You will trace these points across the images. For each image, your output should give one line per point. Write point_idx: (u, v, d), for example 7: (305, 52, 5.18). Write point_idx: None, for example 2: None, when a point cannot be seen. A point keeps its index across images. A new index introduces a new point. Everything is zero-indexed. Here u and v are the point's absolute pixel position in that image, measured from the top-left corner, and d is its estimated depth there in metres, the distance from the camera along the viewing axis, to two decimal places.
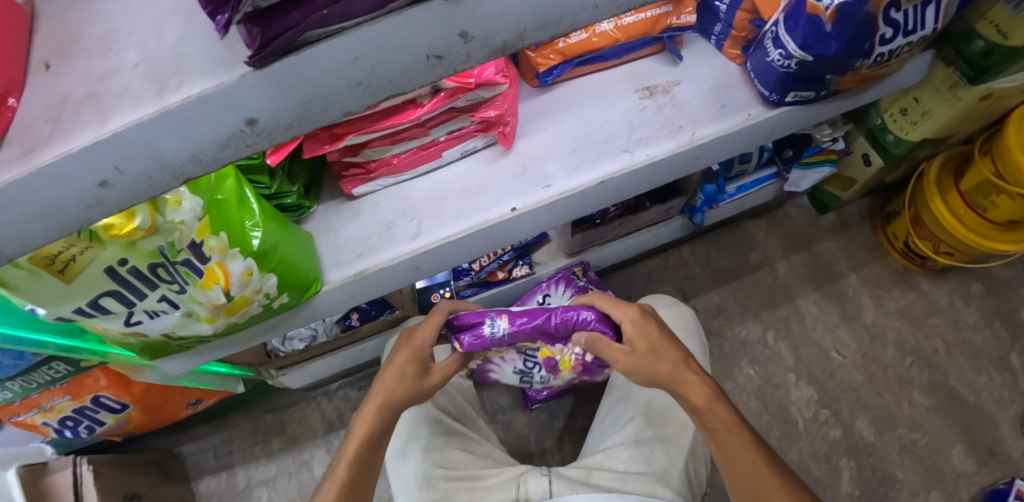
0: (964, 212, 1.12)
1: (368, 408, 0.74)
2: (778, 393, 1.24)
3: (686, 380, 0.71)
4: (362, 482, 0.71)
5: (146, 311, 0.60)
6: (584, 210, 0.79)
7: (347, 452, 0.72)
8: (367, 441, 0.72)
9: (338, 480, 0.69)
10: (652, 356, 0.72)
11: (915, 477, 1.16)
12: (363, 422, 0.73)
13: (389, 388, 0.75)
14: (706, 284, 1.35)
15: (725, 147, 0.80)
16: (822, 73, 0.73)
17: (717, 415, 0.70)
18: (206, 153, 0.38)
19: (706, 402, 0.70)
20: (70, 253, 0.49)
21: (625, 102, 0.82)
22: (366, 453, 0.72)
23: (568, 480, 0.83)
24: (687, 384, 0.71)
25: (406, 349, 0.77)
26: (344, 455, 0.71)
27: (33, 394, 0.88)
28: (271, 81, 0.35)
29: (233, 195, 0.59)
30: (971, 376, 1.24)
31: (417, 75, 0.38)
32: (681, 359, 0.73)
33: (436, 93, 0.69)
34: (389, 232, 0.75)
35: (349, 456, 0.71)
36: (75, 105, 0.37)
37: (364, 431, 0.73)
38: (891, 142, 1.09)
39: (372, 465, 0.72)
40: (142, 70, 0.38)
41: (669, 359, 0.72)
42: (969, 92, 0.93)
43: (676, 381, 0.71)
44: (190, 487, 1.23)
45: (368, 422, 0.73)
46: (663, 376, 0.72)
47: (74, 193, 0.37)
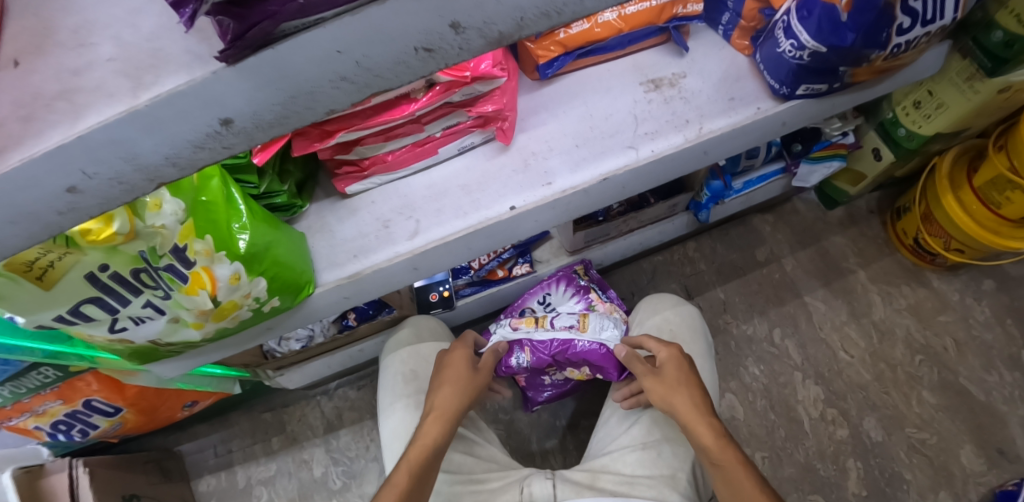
0: (977, 207, 1.09)
1: (430, 422, 0.76)
2: (785, 392, 1.22)
3: (689, 418, 0.73)
4: (426, 485, 0.69)
5: (131, 316, 0.58)
6: (587, 208, 0.76)
7: (408, 460, 0.71)
8: (429, 448, 0.72)
9: (400, 483, 0.68)
10: (682, 385, 0.76)
11: (922, 477, 1.14)
12: (428, 430, 0.75)
13: (448, 400, 0.79)
14: (711, 280, 1.32)
15: (734, 142, 0.77)
16: (836, 64, 0.70)
17: (724, 454, 0.68)
18: (180, 156, 0.36)
19: (713, 441, 0.69)
20: (48, 260, 0.47)
21: (629, 96, 0.79)
22: (431, 453, 0.72)
23: (573, 484, 0.81)
24: (695, 422, 0.72)
25: (457, 360, 0.85)
26: (406, 461, 0.70)
27: (24, 399, 0.86)
28: (248, 76, 0.33)
29: (219, 196, 0.57)
30: (981, 374, 1.21)
31: (406, 69, 0.35)
32: (697, 397, 0.75)
33: (431, 86, 0.67)
34: (386, 231, 0.72)
35: (410, 464, 0.70)
36: (46, 103, 0.34)
37: (425, 441, 0.73)
38: (903, 136, 1.06)
39: (432, 473, 0.71)
40: (116, 66, 0.35)
41: (685, 398, 0.75)
42: (987, 84, 0.90)
43: (688, 416, 0.73)
44: (190, 487, 1.21)
45: (433, 433, 0.74)
46: (684, 405, 0.74)
47: (43, 198, 0.35)
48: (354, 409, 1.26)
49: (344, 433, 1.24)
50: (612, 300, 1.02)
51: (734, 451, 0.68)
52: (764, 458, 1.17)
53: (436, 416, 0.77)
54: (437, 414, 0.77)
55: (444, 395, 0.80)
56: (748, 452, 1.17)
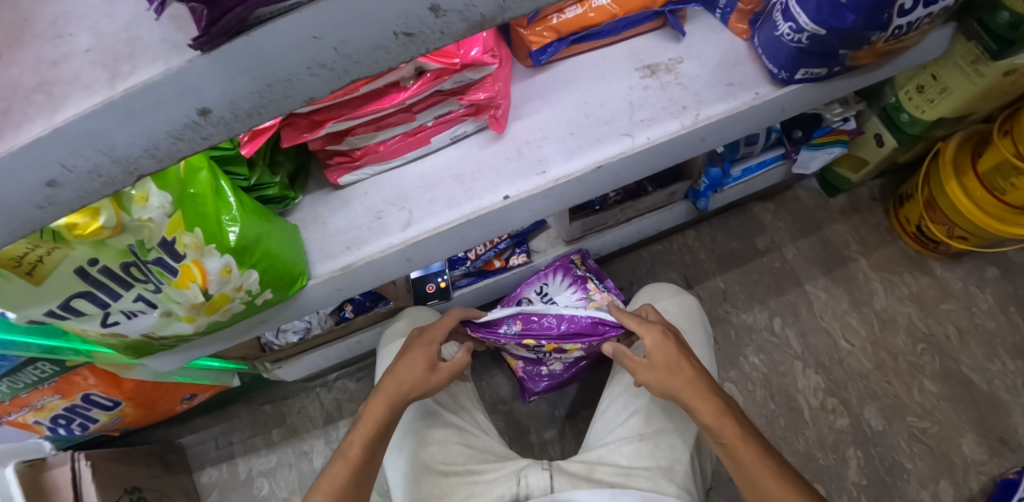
0: (980, 194, 1.08)
1: (379, 397, 0.74)
2: (785, 381, 1.21)
3: (688, 397, 0.72)
4: (369, 464, 0.69)
5: (122, 310, 0.57)
6: (582, 196, 0.75)
7: (358, 435, 0.71)
8: (376, 427, 0.72)
9: (347, 464, 0.68)
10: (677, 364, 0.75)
11: (923, 466, 1.13)
12: (375, 408, 0.73)
13: (402, 380, 0.75)
14: (711, 269, 1.31)
15: (731, 128, 0.76)
16: (836, 47, 0.68)
17: (727, 432, 0.69)
18: (159, 147, 0.35)
19: (714, 420, 0.70)
20: (36, 254, 0.46)
21: (625, 81, 0.78)
22: (377, 434, 0.72)
23: (569, 475, 0.80)
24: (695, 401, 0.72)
25: (418, 344, 0.80)
26: (357, 437, 0.71)
27: (22, 394, 0.86)
28: (223, 64, 0.32)
29: (208, 188, 0.56)
30: (984, 363, 1.20)
31: (386, 54, 0.35)
32: (696, 376, 0.74)
33: (422, 74, 0.66)
34: (379, 222, 0.72)
35: (360, 440, 0.70)
36: (24, 96, 0.33)
37: (373, 419, 0.72)
38: (906, 121, 1.04)
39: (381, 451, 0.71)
40: (94, 57, 0.34)
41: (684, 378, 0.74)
42: (992, 68, 0.88)
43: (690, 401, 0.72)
44: (192, 479, 1.22)
45: (379, 411, 0.72)
46: (680, 385, 0.73)
47: (21, 192, 0.34)
48: (354, 400, 1.26)
49: (344, 424, 1.24)
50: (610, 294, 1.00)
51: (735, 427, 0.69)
52: None
53: (383, 394, 0.74)
54: (390, 389, 0.75)
55: (399, 371, 0.76)
56: None
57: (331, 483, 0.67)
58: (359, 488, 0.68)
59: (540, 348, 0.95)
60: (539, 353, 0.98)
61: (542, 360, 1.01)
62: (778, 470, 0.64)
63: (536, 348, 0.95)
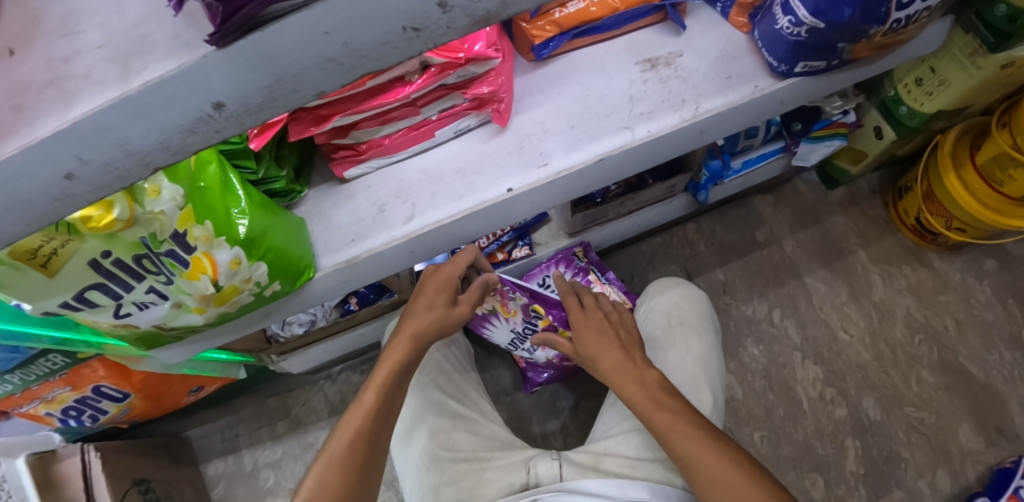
0: (979, 186, 1.09)
1: (397, 341, 0.75)
2: (784, 372, 1.23)
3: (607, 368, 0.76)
4: (389, 409, 0.69)
5: (134, 302, 0.59)
6: (583, 189, 0.76)
7: (375, 378, 0.71)
8: (395, 371, 0.72)
9: (366, 405, 0.68)
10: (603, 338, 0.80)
11: (920, 456, 1.15)
12: (394, 350, 0.74)
13: (422, 320, 0.76)
14: (711, 262, 1.32)
15: (730, 121, 0.77)
16: (834, 41, 0.69)
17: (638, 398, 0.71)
18: (172, 141, 0.36)
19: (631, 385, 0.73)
20: (51, 247, 0.48)
21: (625, 75, 0.79)
22: (395, 375, 0.72)
23: (577, 465, 0.83)
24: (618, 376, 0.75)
25: (433, 283, 0.80)
26: (375, 379, 0.71)
27: (33, 386, 0.88)
28: (237, 60, 0.33)
29: (217, 182, 0.57)
30: (981, 354, 1.21)
31: (393, 49, 0.36)
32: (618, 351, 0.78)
33: (425, 69, 0.67)
34: (382, 215, 0.73)
35: (378, 383, 0.70)
36: (38, 92, 0.34)
37: (393, 362, 0.73)
38: (905, 113, 1.05)
39: (398, 395, 0.72)
40: (106, 53, 0.35)
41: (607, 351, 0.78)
42: (989, 60, 0.89)
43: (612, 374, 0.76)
44: (199, 471, 1.23)
45: (400, 352, 0.73)
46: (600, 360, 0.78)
47: (38, 185, 0.35)
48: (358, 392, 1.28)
49: None
50: (624, 296, 1.05)
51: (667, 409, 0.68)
52: (763, 437, 1.18)
53: (404, 337, 0.75)
54: (410, 334, 0.75)
55: (418, 315, 0.77)
56: (747, 431, 1.19)
57: (350, 429, 0.66)
58: (377, 432, 0.67)
59: (536, 323, 0.97)
60: (525, 332, 1.00)
61: (519, 342, 1.02)
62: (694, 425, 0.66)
63: (532, 320, 0.96)
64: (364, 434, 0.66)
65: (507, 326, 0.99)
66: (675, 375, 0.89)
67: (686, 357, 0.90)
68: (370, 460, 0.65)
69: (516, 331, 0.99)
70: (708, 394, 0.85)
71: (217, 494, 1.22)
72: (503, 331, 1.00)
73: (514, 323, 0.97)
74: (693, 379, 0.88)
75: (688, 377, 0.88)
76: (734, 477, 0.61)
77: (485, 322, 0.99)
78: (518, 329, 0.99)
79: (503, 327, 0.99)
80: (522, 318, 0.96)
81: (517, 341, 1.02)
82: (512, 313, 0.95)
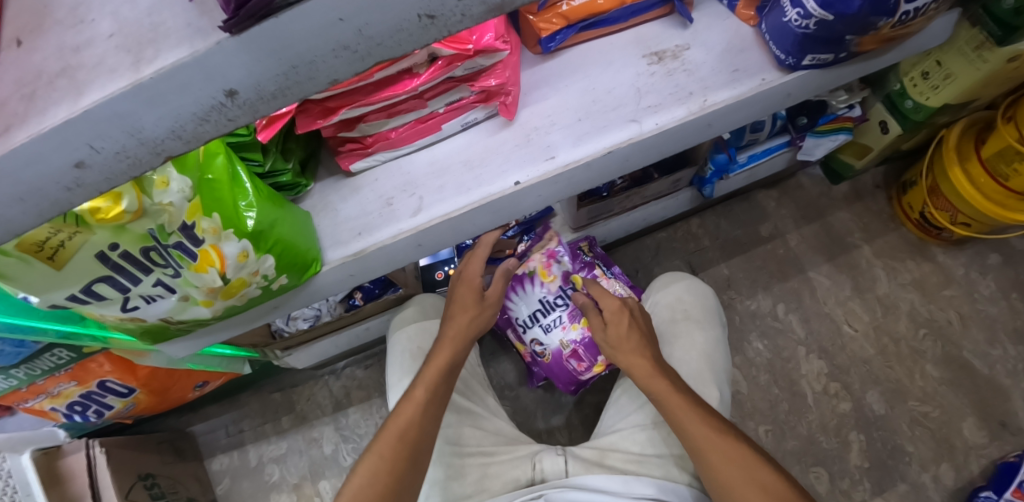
0: (984, 180, 1.09)
1: (443, 344, 0.78)
2: (788, 366, 1.23)
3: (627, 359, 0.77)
4: (440, 403, 0.72)
5: (141, 295, 0.58)
6: (590, 182, 0.76)
7: (424, 376, 0.74)
8: (443, 368, 0.75)
9: (418, 400, 0.70)
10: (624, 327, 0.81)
11: (925, 449, 1.15)
12: (440, 350, 0.77)
13: (463, 323, 0.80)
14: (715, 257, 1.32)
15: (738, 114, 0.77)
16: (842, 33, 0.69)
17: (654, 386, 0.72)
18: (185, 129, 0.36)
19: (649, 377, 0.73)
20: (58, 239, 0.47)
21: (632, 68, 0.78)
22: (443, 374, 0.74)
23: (583, 460, 0.82)
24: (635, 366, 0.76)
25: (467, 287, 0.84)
26: (423, 379, 0.73)
27: (38, 381, 0.88)
28: (251, 48, 0.33)
29: (224, 174, 0.57)
30: (985, 348, 1.21)
31: (407, 37, 0.35)
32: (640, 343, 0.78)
33: (433, 61, 0.67)
34: (389, 208, 0.73)
35: (428, 380, 0.73)
36: (49, 81, 0.34)
37: (439, 360, 0.75)
38: (910, 108, 1.05)
39: (446, 391, 0.74)
40: (117, 42, 0.35)
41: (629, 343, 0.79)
42: (996, 53, 0.88)
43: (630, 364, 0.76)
44: (203, 466, 1.23)
45: (446, 352, 0.76)
46: (621, 348, 0.79)
47: (50, 174, 0.35)
48: (362, 387, 1.28)
49: (352, 411, 1.26)
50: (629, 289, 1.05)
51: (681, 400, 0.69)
52: (767, 432, 1.18)
53: (449, 339, 0.78)
54: (452, 336, 0.78)
55: (458, 319, 0.80)
56: (752, 425, 1.19)
57: (401, 424, 0.68)
58: (430, 425, 0.69)
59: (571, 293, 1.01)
60: (556, 304, 1.01)
61: (540, 320, 1.02)
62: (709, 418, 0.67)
63: (568, 290, 1.01)
64: (410, 428, 0.68)
65: (538, 294, 1.01)
66: (681, 371, 0.89)
67: (692, 352, 0.90)
68: (417, 456, 0.66)
69: (544, 302, 1.01)
70: (714, 390, 0.85)
71: (221, 489, 1.23)
72: (531, 300, 1.02)
73: (549, 290, 1.01)
74: (698, 374, 0.87)
75: (694, 373, 0.88)
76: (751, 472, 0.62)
77: (518, 287, 1.03)
78: (550, 298, 1.01)
79: (534, 294, 1.02)
80: (559, 286, 1.01)
81: (539, 317, 1.02)
82: (552, 277, 1.01)
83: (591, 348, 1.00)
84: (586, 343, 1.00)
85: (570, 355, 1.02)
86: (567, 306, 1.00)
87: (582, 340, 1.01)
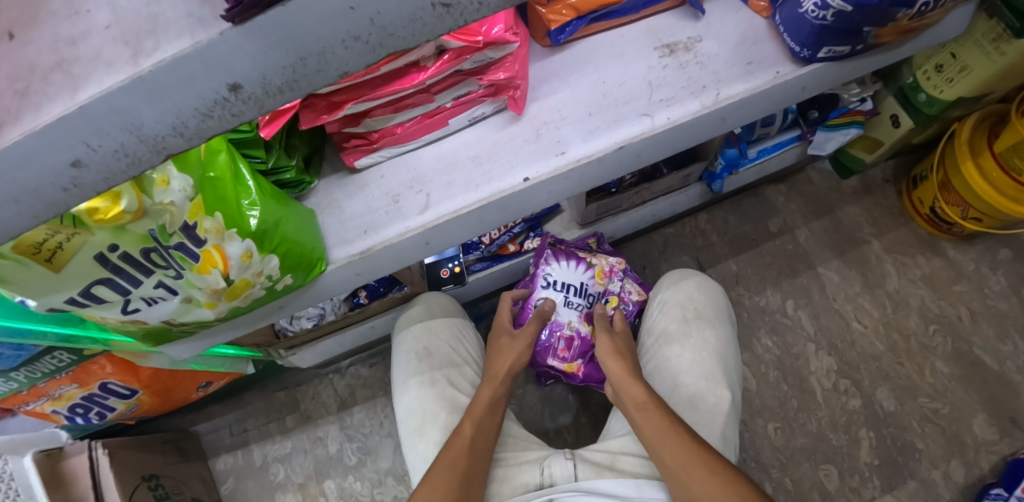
0: (996, 175, 1.06)
1: (487, 384, 0.85)
2: (797, 363, 1.21)
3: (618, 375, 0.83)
4: (484, 437, 0.77)
5: (143, 297, 0.57)
6: (601, 178, 0.74)
7: (471, 413, 0.80)
8: (486, 406, 0.81)
9: (466, 436, 0.76)
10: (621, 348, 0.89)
11: (935, 447, 1.14)
12: (484, 390, 0.84)
13: (506, 362, 0.88)
14: (724, 252, 1.30)
15: (751, 108, 0.75)
16: (861, 24, 0.67)
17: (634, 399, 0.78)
18: (187, 125, 0.34)
19: (638, 391, 0.79)
20: (56, 240, 0.46)
21: (644, 61, 0.77)
22: (487, 412, 0.81)
23: (593, 464, 0.81)
24: (626, 383, 0.81)
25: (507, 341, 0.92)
26: (471, 416, 0.79)
27: (39, 384, 0.86)
28: (256, 38, 0.31)
29: (227, 171, 0.55)
30: (996, 344, 1.20)
31: (422, 27, 0.34)
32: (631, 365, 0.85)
33: (441, 54, 0.65)
34: (395, 206, 0.71)
35: (474, 416, 0.79)
36: (43, 76, 0.32)
37: (482, 400, 0.82)
38: (923, 101, 1.03)
39: (492, 426, 0.80)
40: (115, 34, 0.33)
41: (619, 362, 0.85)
42: (1014, 45, 0.87)
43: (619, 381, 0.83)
44: (207, 466, 1.22)
45: (488, 391, 0.83)
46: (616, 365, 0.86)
47: (46, 174, 0.33)
48: (367, 386, 1.27)
49: (357, 410, 1.25)
50: (640, 288, 1.05)
51: (665, 421, 0.72)
52: (776, 429, 1.17)
53: (493, 382, 0.85)
54: (494, 376, 0.86)
55: (500, 360, 0.89)
56: (760, 423, 1.17)
57: (454, 456, 0.73)
58: (478, 456, 0.75)
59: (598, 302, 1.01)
60: (584, 297, 0.99)
61: (568, 294, 0.98)
62: (685, 434, 0.70)
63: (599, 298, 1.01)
64: (460, 458, 0.73)
65: (581, 277, 0.99)
66: (693, 371, 0.87)
67: (703, 351, 0.88)
68: (469, 487, 0.71)
69: (580, 286, 0.99)
70: (726, 390, 0.84)
71: (226, 489, 1.22)
72: (574, 276, 0.98)
73: (591, 283, 0.99)
74: (710, 374, 0.86)
75: (706, 373, 0.86)
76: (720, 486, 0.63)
77: (571, 257, 0.99)
78: (585, 289, 0.99)
79: (579, 275, 0.99)
80: (600, 287, 1.00)
81: (569, 291, 0.98)
82: (603, 279, 1.00)
83: (584, 349, 0.98)
84: (585, 343, 0.98)
85: (563, 337, 0.98)
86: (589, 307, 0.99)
87: (582, 337, 0.98)
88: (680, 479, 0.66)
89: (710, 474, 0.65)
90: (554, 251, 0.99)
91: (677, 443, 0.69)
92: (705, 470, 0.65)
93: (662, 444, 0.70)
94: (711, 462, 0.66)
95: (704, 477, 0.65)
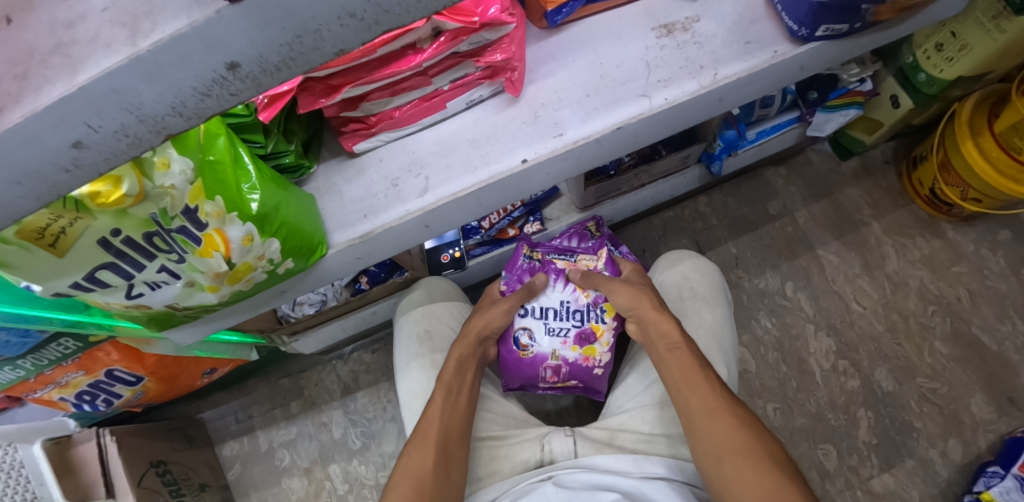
0: (996, 154, 1.07)
1: (460, 344, 0.87)
2: (797, 344, 1.22)
3: (647, 309, 0.84)
4: (456, 400, 0.80)
5: (146, 282, 0.58)
6: (600, 159, 0.74)
7: (443, 377, 0.82)
8: (456, 365, 0.84)
9: (439, 399, 0.79)
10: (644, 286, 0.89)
11: (933, 425, 1.15)
12: (454, 350, 0.86)
13: (479, 324, 0.90)
14: (723, 235, 1.31)
15: (750, 87, 0.75)
16: (859, 2, 0.66)
17: (671, 335, 0.79)
18: (186, 104, 0.35)
19: (672, 327, 0.80)
20: (59, 225, 0.46)
21: (641, 42, 0.77)
22: (456, 374, 0.83)
23: (592, 440, 0.83)
24: (655, 319, 0.82)
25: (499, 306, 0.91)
26: (441, 380, 0.82)
27: (46, 371, 0.87)
28: (252, 16, 0.31)
29: (227, 155, 0.56)
30: (994, 324, 1.20)
31: (416, 3, 0.34)
32: (656, 302, 0.86)
33: (437, 36, 0.66)
34: (395, 189, 0.71)
35: (443, 378, 0.82)
36: (42, 59, 0.32)
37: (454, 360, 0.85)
38: (923, 81, 1.02)
39: (466, 384, 0.83)
40: (111, 16, 0.33)
41: (650, 298, 0.86)
42: (1014, 23, 0.87)
43: (647, 318, 0.83)
44: (214, 451, 1.24)
45: (458, 351, 0.86)
46: (643, 299, 0.86)
47: (47, 155, 0.34)
48: (370, 372, 1.28)
49: (361, 395, 1.26)
50: None
51: (698, 364, 0.74)
52: (775, 409, 1.18)
53: (464, 341, 0.88)
54: (470, 338, 0.88)
55: (476, 320, 0.91)
56: (760, 403, 1.18)
57: (429, 421, 0.76)
58: (453, 419, 0.77)
59: (592, 318, 0.94)
60: (570, 316, 0.94)
61: (548, 320, 0.94)
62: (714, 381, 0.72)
63: (591, 313, 0.94)
64: (434, 424, 0.76)
65: (563, 296, 0.94)
66: None
67: (700, 329, 0.89)
68: (449, 445, 0.74)
69: (562, 306, 0.94)
70: (722, 366, 0.85)
71: (232, 474, 1.23)
72: (552, 298, 0.94)
73: (574, 299, 0.94)
74: (705, 350, 0.87)
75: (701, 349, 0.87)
76: (741, 440, 0.66)
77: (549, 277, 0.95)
78: (569, 307, 0.94)
79: (558, 296, 0.95)
80: (586, 302, 0.94)
81: (548, 316, 0.94)
82: (586, 292, 0.94)
83: (575, 373, 0.95)
84: (575, 367, 0.95)
85: (551, 367, 0.94)
86: (579, 325, 0.93)
87: (570, 364, 0.94)
88: (704, 422, 0.69)
89: (734, 427, 0.68)
90: (528, 267, 0.96)
91: (703, 390, 0.71)
92: (734, 421, 0.68)
93: (692, 390, 0.72)
94: (739, 413, 0.69)
95: (728, 427, 0.68)
